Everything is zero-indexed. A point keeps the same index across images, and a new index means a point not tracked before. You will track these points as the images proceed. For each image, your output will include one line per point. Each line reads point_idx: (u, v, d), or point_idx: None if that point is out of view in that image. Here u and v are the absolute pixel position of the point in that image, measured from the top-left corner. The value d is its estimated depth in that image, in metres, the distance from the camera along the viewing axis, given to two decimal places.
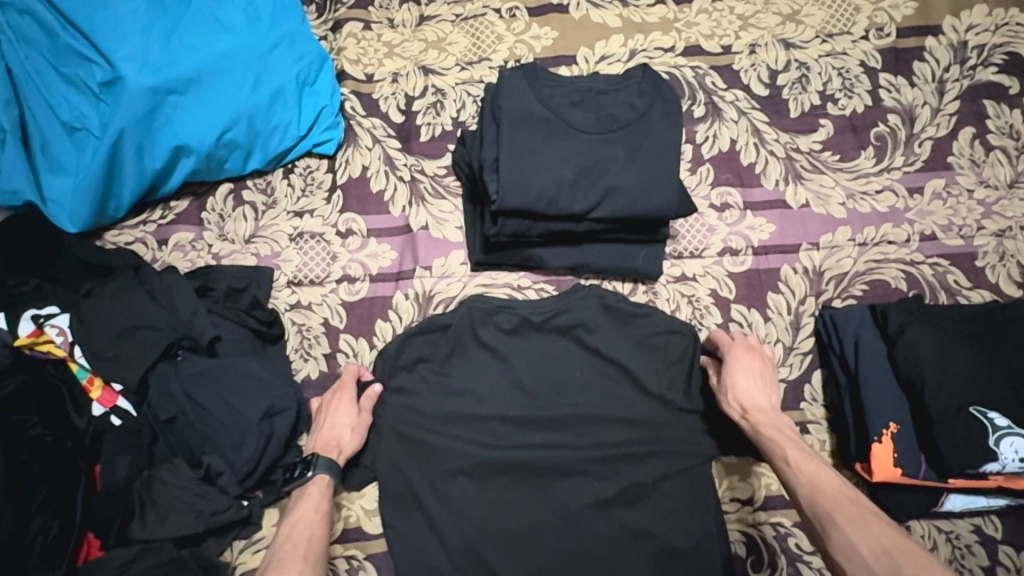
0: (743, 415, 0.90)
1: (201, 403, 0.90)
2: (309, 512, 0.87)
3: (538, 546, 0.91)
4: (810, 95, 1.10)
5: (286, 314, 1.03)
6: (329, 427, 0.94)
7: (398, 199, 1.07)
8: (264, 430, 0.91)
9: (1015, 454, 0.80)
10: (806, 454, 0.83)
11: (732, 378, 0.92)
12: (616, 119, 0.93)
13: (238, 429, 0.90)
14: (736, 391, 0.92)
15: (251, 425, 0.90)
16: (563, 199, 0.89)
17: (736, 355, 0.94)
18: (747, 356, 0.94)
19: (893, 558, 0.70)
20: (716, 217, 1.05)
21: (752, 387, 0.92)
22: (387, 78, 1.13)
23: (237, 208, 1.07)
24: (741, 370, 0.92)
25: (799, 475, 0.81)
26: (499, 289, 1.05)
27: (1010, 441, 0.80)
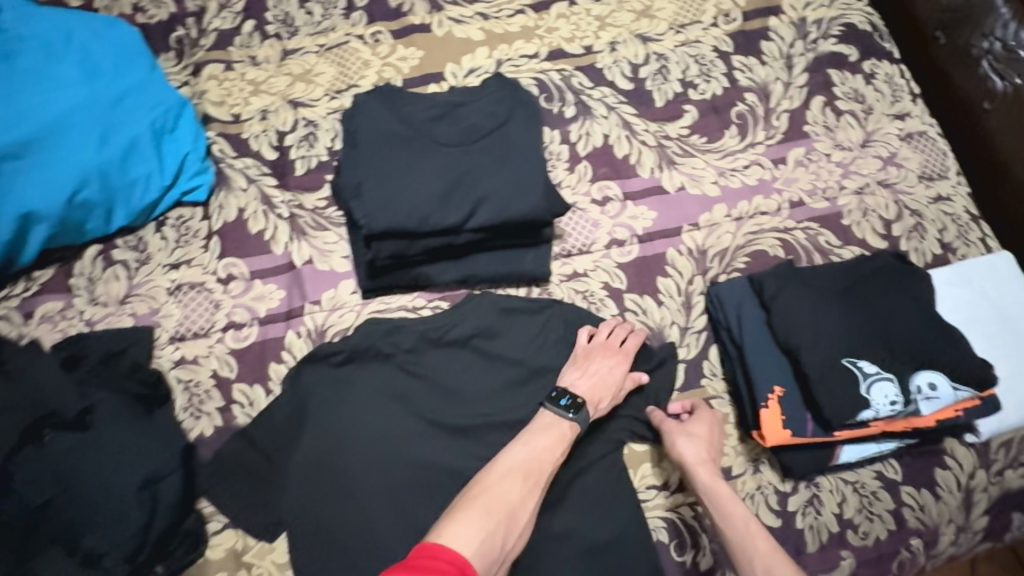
0: (703, 468, 0.89)
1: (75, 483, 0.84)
2: (548, 442, 0.88)
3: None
4: (672, 84, 1.14)
5: (171, 372, 0.98)
6: (592, 382, 0.94)
7: (279, 237, 1.05)
8: (146, 500, 0.86)
9: (886, 398, 0.82)
10: (749, 517, 0.85)
11: (688, 435, 0.91)
12: (479, 128, 0.93)
13: (113, 507, 0.84)
14: (701, 444, 0.91)
15: (129, 500, 0.85)
16: (436, 214, 0.87)
17: (692, 419, 0.94)
18: (709, 417, 0.95)
19: None
20: (599, 212, 1.08)
21: (709, 442, 0.92)
22: (255, 116, 1.11)
23: (108, 269, 1.02)
24: (700, 428, 0.93)
25: (759, 546, 0.82)
26: (394, 312, 1.02)
27: (880, 387, 0.82)
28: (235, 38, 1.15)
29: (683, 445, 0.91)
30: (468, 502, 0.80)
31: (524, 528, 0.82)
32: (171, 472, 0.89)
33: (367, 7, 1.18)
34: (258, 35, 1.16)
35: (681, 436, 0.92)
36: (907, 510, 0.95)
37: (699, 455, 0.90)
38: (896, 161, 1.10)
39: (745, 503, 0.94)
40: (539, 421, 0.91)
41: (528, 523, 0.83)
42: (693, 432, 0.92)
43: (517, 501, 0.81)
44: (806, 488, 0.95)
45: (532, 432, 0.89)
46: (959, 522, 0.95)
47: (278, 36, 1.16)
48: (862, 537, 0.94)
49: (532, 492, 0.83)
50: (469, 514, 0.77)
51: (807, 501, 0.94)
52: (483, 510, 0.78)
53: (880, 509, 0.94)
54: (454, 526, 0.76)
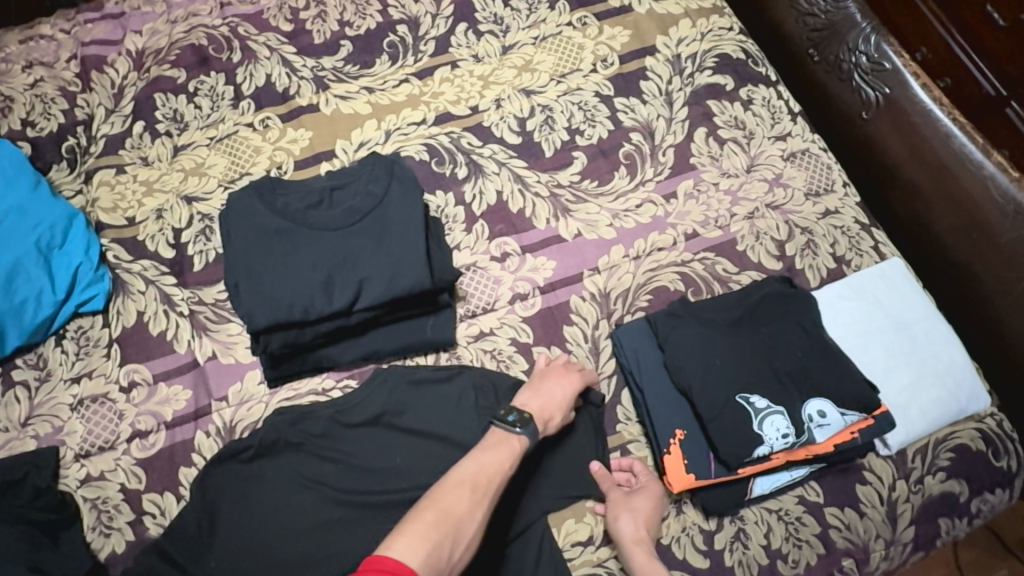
0: (639, 545, 0.87)
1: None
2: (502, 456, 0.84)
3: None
4: (559, 132, 1.17)
5: (78, 491, 0.96)
6: (547, 399, 0.93)
7: (182, 336, 1.04)
8: None
9: (778, 431, 0.86)
10: None
11: (627, 509, 0.89)
12: (358, 210, 0.96)
13: None
14: (641, 520, 0.88)
15: None
16: (318, 303, 0.89)
17: (636, 490, 0.92)
18: (653, 489, 0.92)
19: None
20: (499, 268, 1.09)
21: (651, 518, 0.90)
22: (150, 216, 1.11)
23: (7, 392, 1.01)
24: (640, 496, 0.91)
25: None
26: (303, 397, 1.02)
27: (770, 421, 0.86)
28: (126, 140, 1.17)
29: (624, 519, 0.88)
30: (414, 515, 0.74)
31: (472, 544, 0.76)
32: None
33: (255, 95, 1.20)
34: (149, 135, 1.17)
35: (622, 507, 0.89)
36: (834, 531, 0.94)
37: (637, 532, 0.88)
38: (782, 182, 1.13)
39: (672, 548, 0.92)
40: (488, 437, 0.88)
41: (477, 536, 0.77)
42: (637, 507, 0.89)
43: (466, 513, 0.76)
44: (731, 523, 0.93)
45: (482, 447, 0.86)
46: (887, 536, 0.94)
47: (168, 134, 1.17)
48: (793, 566, 0.92)
49: (482, 503, 0.78)
50: (416, 523, 0.72)
51: (733, 537, 0.93)
52: (430, 523, 0.73)
53: (808, 535, 0.93)
54: (401, 537, 0.70)
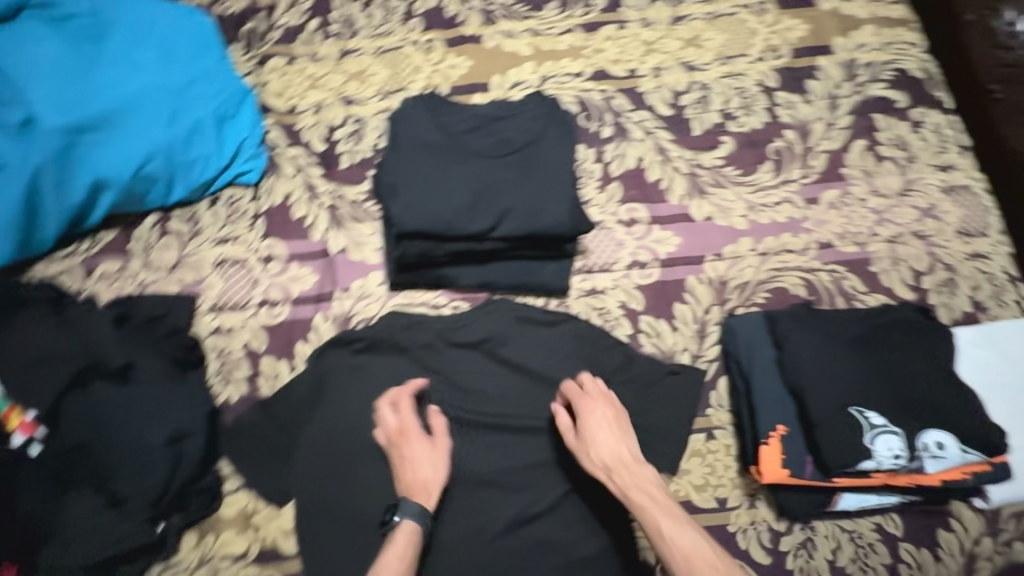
0: (608, 474, 0.90)
1: (128, 424, 0.93)
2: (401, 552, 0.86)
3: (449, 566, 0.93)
4: (712, 114, 1.15)
5: (207, 339, 1.05)
6: (416, 469, 0.93)
7: (318, 225, 1.11)
8: (170, 455, 0.93)
9: (891, 451, 0.85)
10: (672, 513, 0.85)
11: (589, 441, 0.91)
12: (511, 143, 0.97)
13: (140, 456, 0.92)
14: (598, 447, 0.91)
15: (155, 451, 0.92)
16: (460, 221, 0.93)
17: (588, 411, 0.93)
18: (598, 406, 0.94)
19: None
20: (624, 232, 1.10)
21: (611, 437, 0.92)
22: (310, 109, 1.18)
23: (162, 237, 1.11)
24: (595, 423, 0.92)
25: (674, 551, 0.81)
26: (416, 307, 1.07)
27: (885, 438, 0.85)
28: (300, 34, 1.23)
29: (584, 456, 0.91)
30: None
31: None
32: (197, 430, 0.96)
33: (426, 16, 1.24)
34: (321, 34, 1.23)
35: (578, 443, 0.92)
36: (904, 567, 0.92)
37: (602, 460, 0.90)
38: (933, 214, 1.08)
39: (736, 536, 0.94)
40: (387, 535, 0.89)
41: None
42: (589, 439, 0.92)
43: None
44: (801, 530, 0.94)
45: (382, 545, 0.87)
46: None
47: (338, 36, 1.23)
48: None
49: None
50: None
51: (799, 543, 0.94)
52: None
53: (876, 563, 0.92)
54: None
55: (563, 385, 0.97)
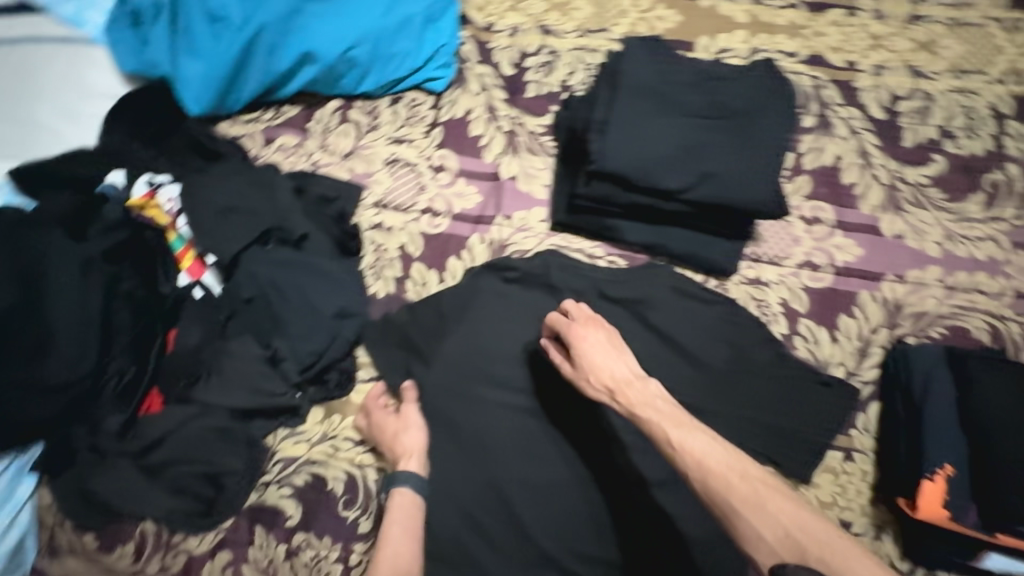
0: (610, 396, 0.87)
1: (301, 290, 0.96)
2: (400, 523, 0.91)
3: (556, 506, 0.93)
4: (930, 128, 1.06)
5: (367, 232, 1.07)
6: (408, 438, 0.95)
7: (493, 147, 1.10)
8: (333, 327, 0.96)
9: None
10: (682, 422, 0.82)
11: (587, 361, 0.89)
12: (729, 107, 0.91)
13: (310, 319, 0.95)
14: (596, 370, 0.88)
15: (323, 318, 0.96)
16: (657, 175, 0.90)
17: (583, 334, 0.91)
18: (586, 330, 0.91)
19: (796, 540, 0.69)
20: (803, 229, 1.04)
21: (608, 357, 0.89)
22: (506, 30, 1.16)
23: (341, 124, 1.13)
24: (589, 346, 0.90)
25: (686, 458, 0.78)
26: (572, 252, 1.06)
27: None
28: None
29: (586, 383, 0.89)
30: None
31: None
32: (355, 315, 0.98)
33: None
34: None
35: (575, 371, 0.91)
36: None
37: (600, 380, 0.88)
38: None
39: None
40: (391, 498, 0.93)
41: None
42: (585, 365, 0.89)
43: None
44: None
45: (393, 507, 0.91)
46: None
47: None
48: None
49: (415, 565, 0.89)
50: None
51: None
52: None
53: None
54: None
55: (548, 318, 0.94)
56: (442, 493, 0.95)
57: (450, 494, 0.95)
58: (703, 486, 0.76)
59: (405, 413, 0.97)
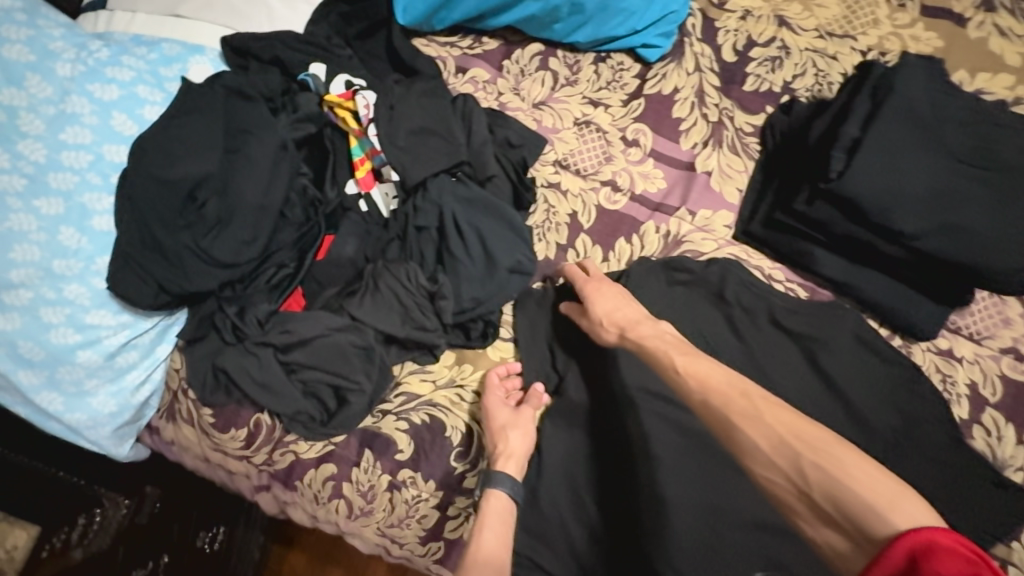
0: (620, 335, 0.88)
1: (479, 232, 0.91)
2: (492, 527, 0.82)
3: (685, 532, 0.84)
4: None
5: (541, 190, 1.01)
6: (514, 437, 0.89)
7: (693, 135, 1.01)
8: (502, 281, 0.91)
9: None
10: (680, 350, 0.83)
11: (595, 301, 0.90)
12: (999, 159, 0.82)
13: (484, 267, 0.91)
14: (606, 313, 0.89)
15: (495, 270, 0.91)
16: (898, 213, 0.81)
17: (599, 280, 0.92)
18: (601, 281, 0.92)
19: (790, 445, 0.69)
20: (1017, 313, 0.93)
21: (619, 301, 0.90)
22: (738, 11, 1.05)
23: (539, 70, 1.06)
24: (601, 291, 0.91)
25: (691, 379, 0.80)
26: (750, 268, 0.97)
27: None
28: None
29: (598, 328, 0.90)
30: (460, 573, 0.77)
31: None
32: None
33: None
34: None
35: (589, 322, 0.91)
36: None
37: (611, 318, 0.89)
38: None
39: None
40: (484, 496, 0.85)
41: None
42: (596, 310, 0.90)
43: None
44: None
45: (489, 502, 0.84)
46: None
47: None
48: None
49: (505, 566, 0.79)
50: None
51: None
52: None
53: None
54: None
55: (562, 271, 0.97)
56: (557, 475, 0.91)
57: (564, 478, 0.91)
58: (706, 405, 0.78)
59: (522, 413, 0.91)
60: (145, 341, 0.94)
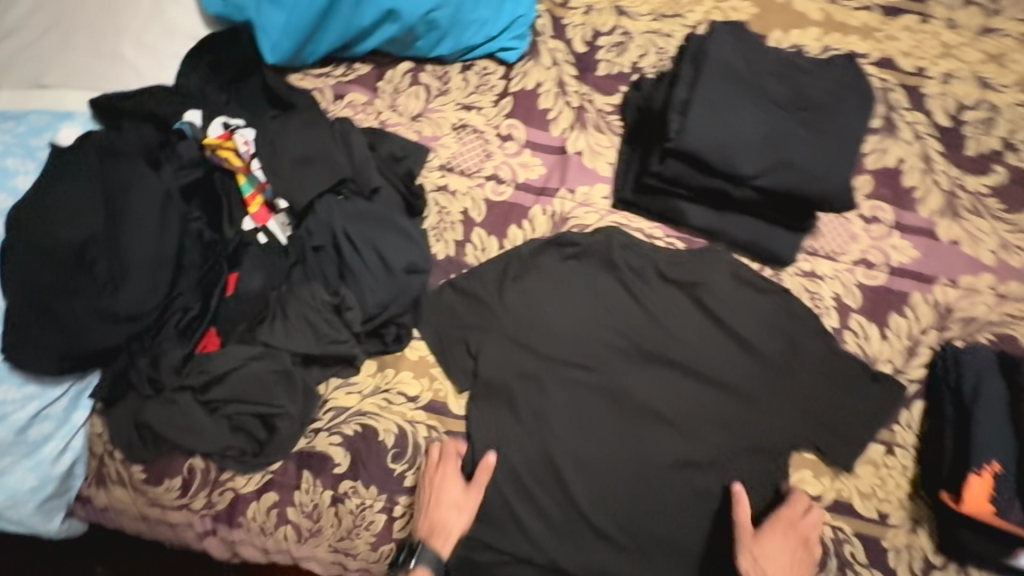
0: None
1: (373, 243, 0.97)
2: None
3: (622, 485, 0.96)
4: (992, 139, 1.08)
5: (431, 194, 1.08)
6: (446, 512, 0.92)
7: (561, 122, 1.11)
8: (404, 284, 0.98)
9: None
10: None
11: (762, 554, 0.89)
12: (810, 100, 0.93)
13: (382, 274, 0.97)
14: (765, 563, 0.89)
15: (394, 274, 0.97)
16: (737, 159, 0.91)
17: (756, 538, 0.91)
18: (786, 531, 0.91)
19: None
20: (861, 227, 1.05)
21: (780, 551, 0.90)
22: (580, 8, 1.16)
23: (411, 86, 1.13)
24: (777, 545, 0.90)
25: None
26: (632, 231, 1.06)
27: None
28: None
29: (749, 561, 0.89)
30: None
31: None
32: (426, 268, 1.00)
33: None
34: None
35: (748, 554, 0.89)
36: None
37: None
38: None
39: (888, 553, 0.93)
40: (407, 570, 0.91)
41: None
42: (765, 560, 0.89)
43: None
44: (956, 572, 0.92)
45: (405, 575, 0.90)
46: None
47: None
48: None
49: None
50: None
51: None
52: None
53: None
54: None
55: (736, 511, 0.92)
56: (493, 457, 0.96)
57: (501, 458, 0.97)
58: None
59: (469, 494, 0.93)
60: (57, 410, 0.94)
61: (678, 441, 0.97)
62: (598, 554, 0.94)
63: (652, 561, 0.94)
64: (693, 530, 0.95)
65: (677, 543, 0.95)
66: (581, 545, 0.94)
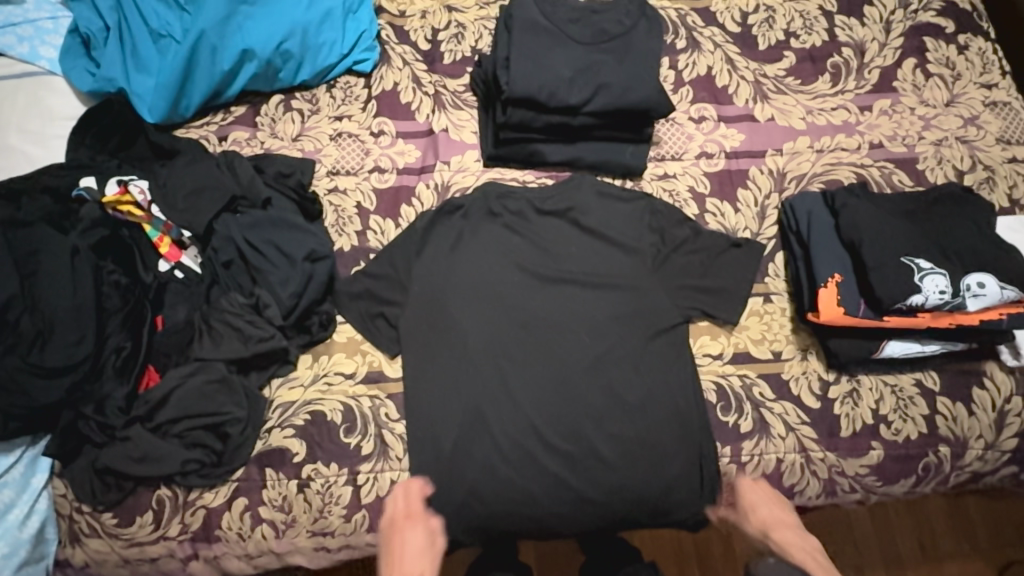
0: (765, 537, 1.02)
1: (273, 242, 1.09)
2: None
3: (551, 396, 1.06)
4: (776, 32, 1.29)
5: (325, 196, 1.20)
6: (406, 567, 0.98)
7: (423, 109, 1.26)
8: (306, 270, 1.09)
9: (937, 287, 0.99)
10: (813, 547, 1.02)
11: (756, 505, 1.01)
12: (608, 32, 1.14)
13: (287, 268, 1.08)
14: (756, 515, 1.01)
15: (297, 264, 1.08)
16: (562, 91, 1.09)
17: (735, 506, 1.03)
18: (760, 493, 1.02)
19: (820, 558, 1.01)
20: (694, 127, 1.23)
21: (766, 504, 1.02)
22: (417, 14, 1.34)
23: (286, 113, 1.25)
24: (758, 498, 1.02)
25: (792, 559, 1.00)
26: (508, 182, 1.21)
27: (932, 278, 1.00)
28: None
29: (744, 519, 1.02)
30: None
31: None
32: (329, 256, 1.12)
33: None
34: None
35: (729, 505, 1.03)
36: (940, 418, 1.04)
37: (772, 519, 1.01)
38: (976, 123, 1.21)
39: (790, 383, 1.07)
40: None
41: None
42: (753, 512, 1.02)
43: None
44: (847, 381, 1.07)
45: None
46: (989, 439, 1.04)
47: None
48: (894, 433, 1.04)
49: None
50: None
51: (846, 393, 1.06)
52: None
53: (915, 413, 1.05)
54: None
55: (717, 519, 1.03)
56: (433, 404, 1.06)
57: (439, 403, 1.05)
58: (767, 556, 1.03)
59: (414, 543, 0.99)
60: (15, 476, 1.00)
61: (586, 341, 1.08)
62: (547, 460, 1.03)
63: (597, 453, 1.03)
64: (624, 416, 1.05)
65: (614, 431, 1.04)
66: (531, 459, 1.03)
